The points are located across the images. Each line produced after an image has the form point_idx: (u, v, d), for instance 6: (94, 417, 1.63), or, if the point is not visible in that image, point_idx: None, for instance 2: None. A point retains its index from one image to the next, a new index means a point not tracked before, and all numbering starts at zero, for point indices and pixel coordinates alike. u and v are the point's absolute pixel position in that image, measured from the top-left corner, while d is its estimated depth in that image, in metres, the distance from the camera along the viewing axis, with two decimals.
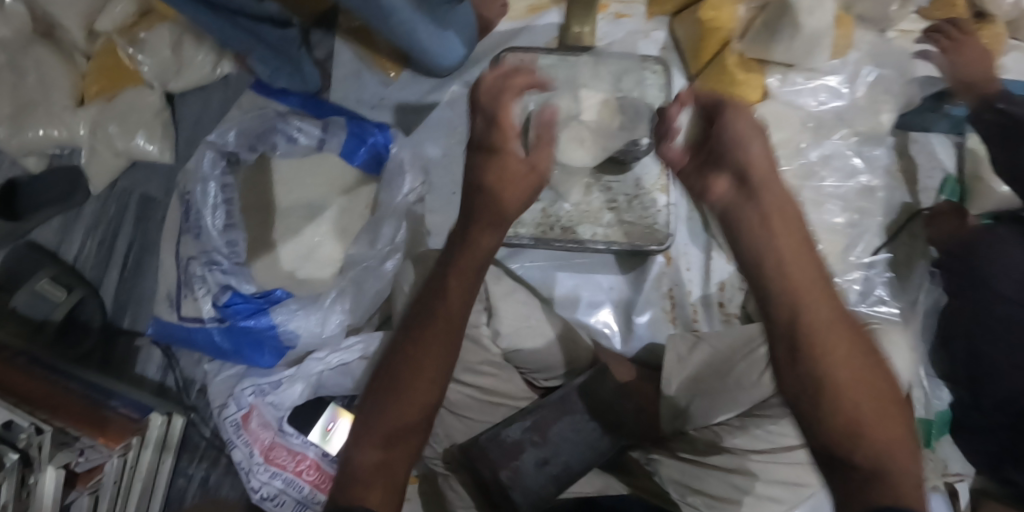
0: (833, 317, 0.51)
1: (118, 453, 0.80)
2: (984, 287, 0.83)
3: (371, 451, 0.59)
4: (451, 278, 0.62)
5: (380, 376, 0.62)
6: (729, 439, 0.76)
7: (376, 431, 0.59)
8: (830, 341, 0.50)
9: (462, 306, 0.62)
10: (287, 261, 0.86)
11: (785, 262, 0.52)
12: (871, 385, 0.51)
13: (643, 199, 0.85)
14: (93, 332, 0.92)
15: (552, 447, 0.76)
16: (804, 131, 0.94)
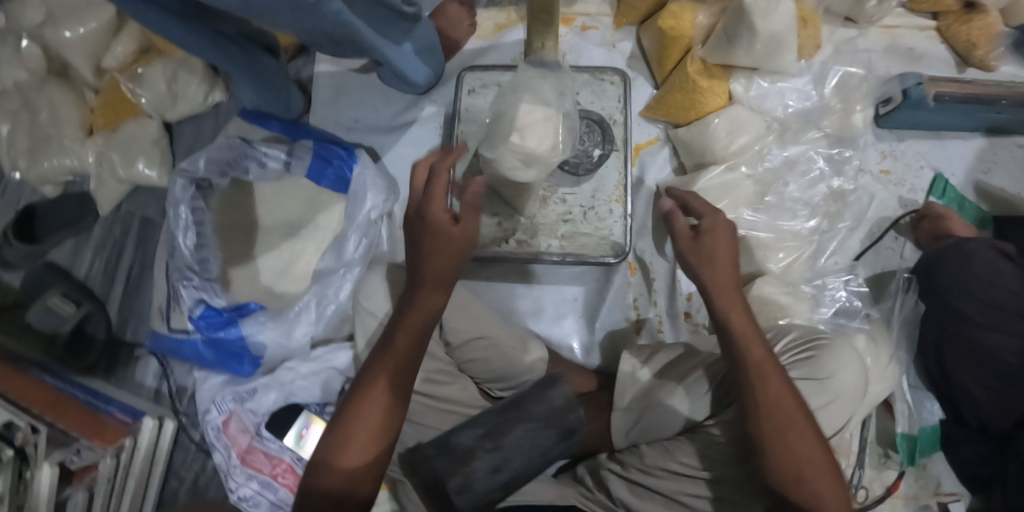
0: (782, 392, 0.64)
1: (111, 453, 0.87)
2: (944, 303, 0.84)
3: (348, 461, 0.66)
4: (398, 338, 0.67)
5: (335, 424, 0.69)
6: (680, 457, 0.75)
7: (354, 443, 0.66)
8: (775, 412, 0.63)
9: (409, 366, 0.68)
10: (266, 274, 0.94)
11: (746, 345, 0.66)
12: (815, 452, 0.62)
13: (599, 211, 0.87)
14: (99, 345, 1.00)
15: (505, 454, 0.77)
16: (770, 134, 0.90)
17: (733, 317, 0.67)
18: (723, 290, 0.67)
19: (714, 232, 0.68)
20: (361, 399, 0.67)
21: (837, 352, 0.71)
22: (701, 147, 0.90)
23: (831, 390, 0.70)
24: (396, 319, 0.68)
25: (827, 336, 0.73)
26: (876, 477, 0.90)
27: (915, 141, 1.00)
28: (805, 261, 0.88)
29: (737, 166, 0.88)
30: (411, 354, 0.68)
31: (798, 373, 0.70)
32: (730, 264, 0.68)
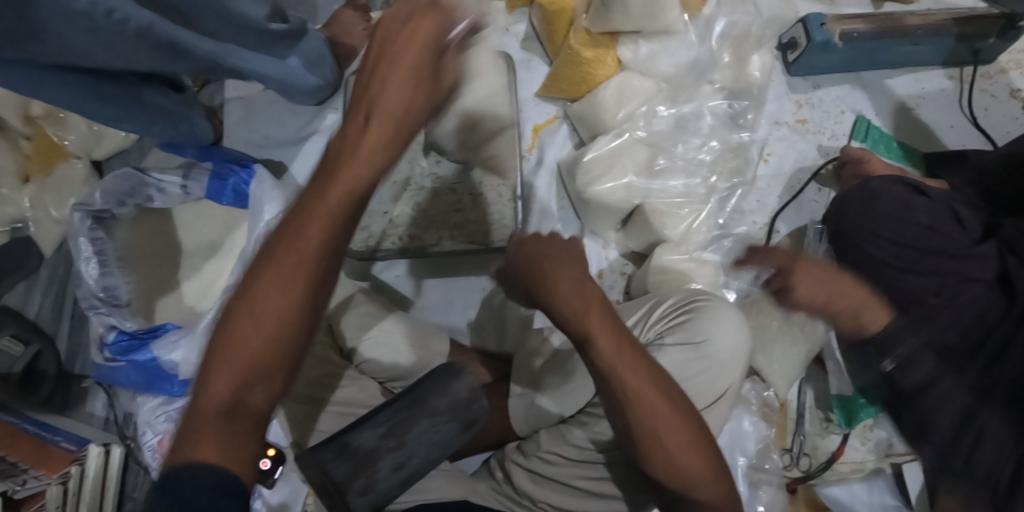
0: (648, 386, 0.59)
1: (57, 480, 0.90)
2: (857, 252, 0.79)
3: (221, 385, 0.43)
4: (326, 199, 0.44)
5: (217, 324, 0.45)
6: (573, 436, 0.74)
7: (238, 355, 0.43)
8: (646, 413, 0.59)
9: (322, 265, 0.45)
10: (190, 296, 0.97)
11: (605, 354, 0.59)
12: (696, 442, 0.59)
13: (488, 197, 0.87)
14: (49, 379, 1.04)
15: (407, 451, 0.75)
16: (659, 95, 0.87)
17: (583, 320, 0.60)
18: (575, 302, 0.61)
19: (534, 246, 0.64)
20: (259, 276, 0.44)
21: (714, 315, 0.68)
22: (592, 118, 0.88)
23: (709, 353, 0.66)
24: (326, 171, 0.45)
25: (705, 296, 0.70)
26: (818, 443, 0.88)
27: (833, 86, 0.96)
28: (710, 221, 0.86)
29: (625, 132, 0.85)
30: (330, 240, 0.45)
31: (674, 337, 0.67)
32: (574, 266, 0.63)
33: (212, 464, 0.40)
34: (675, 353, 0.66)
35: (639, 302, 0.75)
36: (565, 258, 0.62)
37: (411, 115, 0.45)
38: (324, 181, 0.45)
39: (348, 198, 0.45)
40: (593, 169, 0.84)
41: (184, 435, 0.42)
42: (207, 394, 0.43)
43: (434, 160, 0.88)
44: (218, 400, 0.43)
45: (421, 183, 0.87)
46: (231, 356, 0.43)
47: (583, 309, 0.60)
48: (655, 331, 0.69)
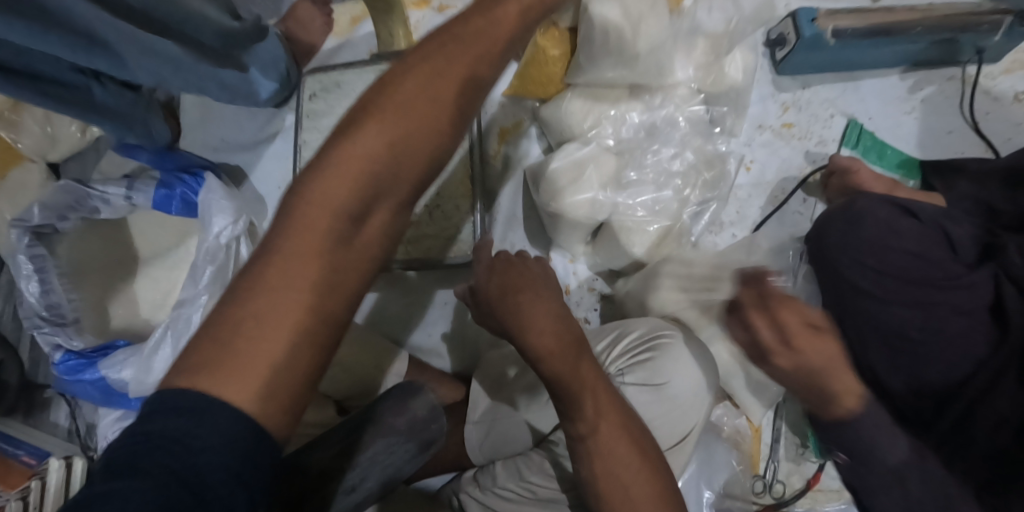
0: (612, 424, 0.59)
1: (15, 495, 0.89)
2: (838, 277, 0.73)
3: (294, 290, 0.37)
4: (413, 98, 0.41)
5: (287, 218, 0.39)
6: (530, 475, 0.70)
7: (312, 254, 0.38)
8: (612, 458, 0.58)
9: (420, 170, 0.42)
10: (145, 307, 0.95)
11: (581, 394, 0.58)
12: (649, 486, 0.58)
13: (445, 210, 0.86)
14: (10, 390, 1.02)
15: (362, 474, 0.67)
16: (631, 97, 0.81)
17: (549, 352, 0.59)
18: (548, 342, 0.59)
19: (503, 279, 0.61)
20: (340, 173, 0.40)
21: (677, 353, 0.63)
22: (558, 124, 0.83)
23: (668, 396, 0.63)
24: (430, 68, 0.42)
25: (670, 331, 0.65)
26: (793, 470, 0.85)
27: (824, 86, 0.90)
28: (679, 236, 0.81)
29: (590, 141, 0.80)
30: (429, 152, 0.42)
31: (633, 379, 0.63)
32: (543, 300, 0.61)
33: (242, 409, 0.35)
34: (633, 395, 0.62)
35: (602, 330, 0.70)
36: (537, 289, 0.61)
37: (507, 52, 0.45)
38: (432, 72, 0.42)
39: (456, 96, 0.42)
40: (559, 181, 0.79)
41: (238, 330, 0.37)
42: (272, 287, 0.37)
43: None
44: (290, 309, 0.37)
45: None
46: (310, 247, 0.38)
47: (553, 339, 0.59)
48: (618, 366, 0.65)
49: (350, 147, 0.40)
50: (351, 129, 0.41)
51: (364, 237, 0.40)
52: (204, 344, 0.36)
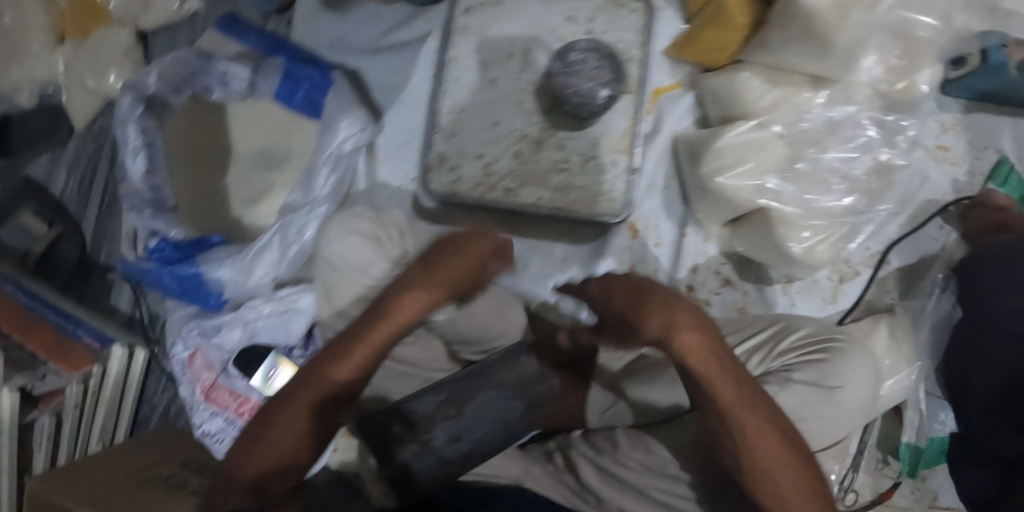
0: (762, 424, 0.55)
1: (77, 379, 0.87)
2: (985, 322, 0.72)
3: (246, 475, 0.57)
4: (354, 352, 0.60)
5: (273, 404, 0.60)
6: (654, 447, 0.69)
7: (263, 457, 0.58)
8: (778, 478, 0.54)
9: (353, 389, 0.60)
10: (236, 204, 0.88)
11: (732, 418, 0.55)
12: (806, 487, 0.55)
13: (599, 163, 0.76)
14: (69, 267, 0.97)
15: (466, 422, 0.71)
16: (808, 86, 0.75)
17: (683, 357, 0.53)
18: (710, 371, 0.54)
19: (609, 297, 0.57)
20: (294, 397, 0.59)
21: (852, 360, 0.62)
22: (728, 97, 0.78)
23: (837, 399, 0.61)
24: (359, 332, 0.61)
25: (843, 338, 0.64)
26: (868, 483, 0.85)
27: (986, 115, 0.85)
28: (832, 242, 0.76)
29: (768, 124, 0.75)
30: (351, 384, 0.60)
31: (805, 376, 0.61)
32: (697, 325, 0.53)
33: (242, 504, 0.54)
34: (803, 392, 0.60)
35: (758, 323, 0.69)
36: (688, 313, 0.54)
37: (420, 314, 0.61)
38: (367, 331, 0.60)
39: (386, 342, 0.60)
40: (726, 158, 0.75)
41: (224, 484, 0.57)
42: (257, 441, 0.58)
43: (545, 107, 0.77)
44: (249, 473, 0.57)
45: (526, 131, 0.77)
46: (277, 427, 0.58)
47: (698, 355, 0.53)
48: (781, 362, 0.64)
49: (321, 376, 0.60)
50: (332, 364, 0.60)
51: (286, 438, 0.58)
52: (247, 435, 0.60)
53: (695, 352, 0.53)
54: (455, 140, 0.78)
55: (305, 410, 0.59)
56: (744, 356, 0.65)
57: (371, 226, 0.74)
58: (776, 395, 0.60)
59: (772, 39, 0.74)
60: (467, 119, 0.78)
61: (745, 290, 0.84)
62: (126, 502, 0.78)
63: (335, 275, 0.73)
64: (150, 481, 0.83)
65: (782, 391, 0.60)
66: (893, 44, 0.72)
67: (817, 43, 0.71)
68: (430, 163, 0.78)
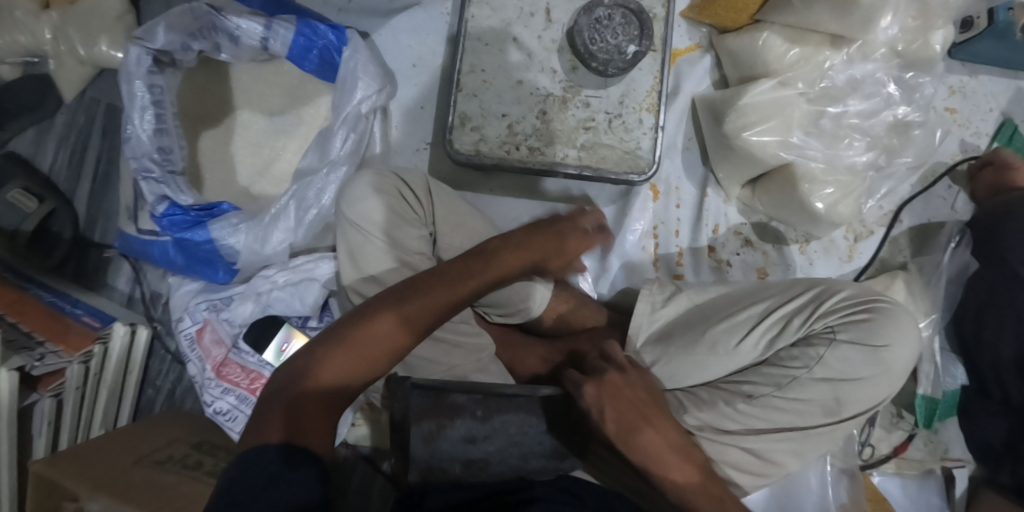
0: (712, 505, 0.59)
1: (78, 359, 0.82)
2: (1002, 267, 0.73)
3: (314, 396, 0.53)
4: (462, 283, 0.61)
5: (347, 324, 0.57)
6: (694, 413, 0.63)
7: (333, 371, 0.54)
8: None
9: (446, 317, 0.60)
10: (243, 173, 0.84)
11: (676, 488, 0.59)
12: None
13: (626, 119, 0.76)
14: (64, 244, 0.92)
15: (489, 428, 0.64)
16: (827, 45, 0.75)
17: (648, 450, 0.58)
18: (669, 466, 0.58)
19: (605, 406, 0.59)
20: (386, 311, 0.58)
21: (895, 319, 0.64)
22: (749, 56, 0.78)
23: (882, 358, 0.63)
24: (471, 264, 0.63)
25: (885, 298, 0.66)
26: (884, 437, 0.87)
27: (989, 79, 0.87)
28: (853, 197, 0.77)
29: (789, 83, 0.75)
30: (447, 313, 0.60)
31: (850, 336, 0.63)
32: (668, 435, 0.59)
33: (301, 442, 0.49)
34: (851, 352, 0.63)
35: (796, 287, 0.69)
36: (655, 424, 0.59)
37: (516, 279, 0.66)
38: (475, 266, 0.63)
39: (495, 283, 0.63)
40: (749, 116, 0.75)
41: (271, 413, 0.51)
42: (320, 367, 0.54)
43: (570, 64, 0.77)
44: (315, 392, 0.53)
45: (551, 89, 0.76)
46: (357, 351, 0.56)
47: (664, 451, 0.58)
48: (826, 324, 0.65)
49: (422, 298, 0.59)
50: (437, 286, 0.60)
51: (366, 364, 0.56)
52: (297, 370, 0.55)
53: (657, 455, 0.58)
54: (477, 100, 0.76)
55: (322, 384, 0.54)
56: (788, 317, 0.67)
57: (394, 183, 0.74)
58: (823, 355, 0.64)
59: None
60: (490, 78, 0.77)
61: (765, 250, 0.85)
62: (137, 484, 0.76)
63: (361, 237, 0.71)
64: (161, 461, 0.81)
65: (828, 351, 0.64)
66: (908, 4, 0.74)
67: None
68: (452, 123, 0.76)
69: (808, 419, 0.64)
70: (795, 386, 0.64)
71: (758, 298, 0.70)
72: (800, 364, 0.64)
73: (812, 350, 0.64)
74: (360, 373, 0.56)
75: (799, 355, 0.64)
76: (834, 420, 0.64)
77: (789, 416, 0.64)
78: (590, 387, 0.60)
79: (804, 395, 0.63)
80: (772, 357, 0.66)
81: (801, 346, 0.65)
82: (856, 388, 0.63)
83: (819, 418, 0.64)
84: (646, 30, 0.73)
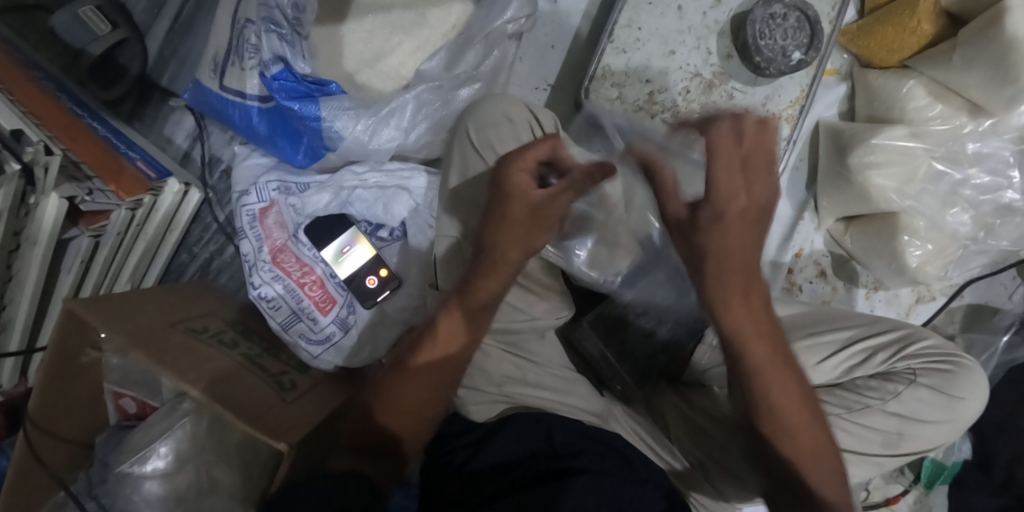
0: (801, 419, 0.51)
1: (128, 205, 0.74)
2: None
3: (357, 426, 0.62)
4: (478, 282, 0.62)
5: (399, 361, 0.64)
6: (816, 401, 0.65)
7: (385, 412, 0.61)
8: (776, 378, 0.50)
9: (468, 327, 0.64)
10: (351, 58, 0.77)
11: (722, 286, 0.48)
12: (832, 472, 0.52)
13: (763, 123, 0.74)
14: (129, 79, 0.84)
15: (654, 315, 0.78)
16: (966, 112, 0.75)
17: (726, 306, 0.49)
18: (731, 269, 0.48)
19: (714, 183, 0.46)
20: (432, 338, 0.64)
21: (972, 376, 0.66)
22: (887, 99, 0.77)
23: (953, 410, 0.65)
24: (485, 240, 0.61)
25: (967, 356, 0.68)
26: (880, 486, 0.89)
27: None
28: (942, 260, 0.79)
29: (921, 136, 0.74)
30: (476, 329, 0.64)
31: (930, 381, 0.65)
32: (742, 222, 0.46)
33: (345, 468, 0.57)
34: (928, 396, 0.64)
35: (878, 326, 0.70)
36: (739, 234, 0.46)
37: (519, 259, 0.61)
38: (489, 258, 0.61)
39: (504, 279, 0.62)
40: (878, 156, 0.74)
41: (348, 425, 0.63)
42: (364, 410, 0.63)
43: (725, 50, 0.74)
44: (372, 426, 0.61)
45: (699, 69, 0.73)
46: (407, 401, 0.61)
47: (752, 319, 0.49)
48: (908, 365, 0.66)
49: (448, 327, 0.64)
50: (455, 304, 0.64)
51: (415, 398, 0.62)
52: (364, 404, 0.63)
53: (728, 253, 0.47)
54: (625, 57, 0.74)
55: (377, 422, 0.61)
56: (872, 350, 0.68)
57: (526, 116, 0.70)
58: (901, 393, 0.64)
59: (957, 58, 0.72)
60: (644, 39, 0.74)
61: (835, 285, 0.86)
62: (175, 349, 0.71)
63: (477, 163, 0.68)
64: (197, 330, 0.77)
65: (907, 389, 0.64)
66: None
67: (1003, 70, 0.69)
68: (593, 74, 0.74)
69: (867, 447, 0.64)
70: (865, 413, 0.64)
71: (841, 324, 0.71)
72: (875, 395, 0.65)
73: (890, 385, 0.65)
74: (419, 398, 0.62)
75: (876, 387, 0.65)
76: (890, 453, 0.65)
77: (851, 439, 0.64)
78: (744, 194, 0.46)
79: (871, 423, 0.64)
80: (848, 383, 0.67)
81: (879, 379, 0.66)
82: (923, 430, 0.64)
83: (876, 448, 0.64)
84: (817, 35, 0.70)
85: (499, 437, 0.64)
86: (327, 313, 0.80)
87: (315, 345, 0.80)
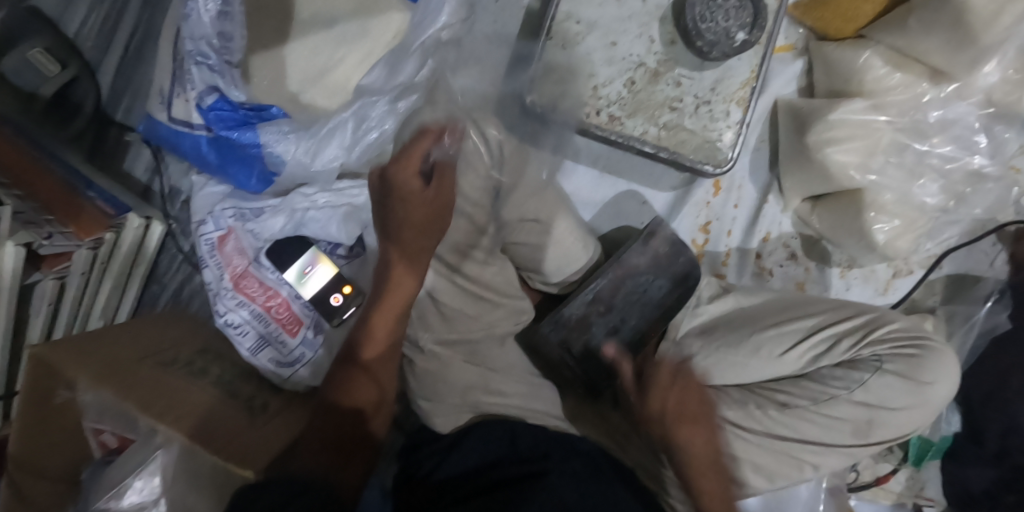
0: (702, 450, 0.61)
1: (88, 245, 0.76)
2: None
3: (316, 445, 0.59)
4: (385, 295, 0.64)
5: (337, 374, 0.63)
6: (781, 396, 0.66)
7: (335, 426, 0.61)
8: (684, 418, 0.61)
9: (392, 328, 0.64)
10: (294, 79, 0.77)
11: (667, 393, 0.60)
12: None
13: (714, 108, 0.72)
14: (84, 116, 0.85)
15: (617, 314, 0.72)
16: (927, 78, 0.72)
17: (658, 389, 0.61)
18: (678, 415, 0.60)
19: (692, 428, 0.60)
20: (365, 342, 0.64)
21: (942, 356, 0.65)
22: (846, 71, 0.74)
23: (924, 395, 0.64)
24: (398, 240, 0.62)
25: (936, 338, 0.66)
26: (870, 465, 0.86)
27: None
28: (912, 233, 0.76)
29: (882, 107, 0.72)
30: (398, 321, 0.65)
31: (896, 367, 0.64)
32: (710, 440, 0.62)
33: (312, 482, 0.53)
34: (894, 382, 0.63)
35: (846, 310, 0.69)
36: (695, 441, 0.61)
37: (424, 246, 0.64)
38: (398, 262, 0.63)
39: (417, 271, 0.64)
40: (837, 131, 0.71)
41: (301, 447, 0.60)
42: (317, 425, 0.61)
43: (668, 37, 0.72)
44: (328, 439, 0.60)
45: (644, 59, 0.71)
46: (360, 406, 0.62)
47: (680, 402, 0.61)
48: (875, 351, 0.65)
49: (373, 334, 0.64)
50: (372, 313, 0.64)
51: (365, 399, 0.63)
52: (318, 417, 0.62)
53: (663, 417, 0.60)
54: (566, 53, 0.71)
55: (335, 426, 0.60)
56: (838, 336, 0.67)
57: (465, 124, 0.69)
58: (866, 380, 0.64)
59: (913, 23, 0.69)
60: (585, 32, 0.71)
61: (807, 266, 0.84)
62: (143, 385, 0.71)
63: None
64: (166, 363, 0.77)
65: (872, 378, 0.64)
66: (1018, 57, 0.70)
67: (959, 34, 0.67)
68: (536, 72, 0.71)
69: (836, 437, 0.64)
70: (830, 404, 0.64)
71: (808, 310, 0.70)
72: (840, 384, 0.65)
73: (856, 374, 0.64)
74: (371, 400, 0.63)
75: (841, 376, 0.65)
76: (860, 442, 0.65)
77: (817, 430, 0.65)
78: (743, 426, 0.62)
79: (836, 413, 0.64)
80: (813, 372, 0.67)
81: (844, 367, 0.65)
82: (891, 417, 0.64)
83: (846, 438, 0.65)
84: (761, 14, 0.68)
85: (465, 444, 0.64)
86: (294, 336, 0.81)
87: (286, 367, 0.82)
